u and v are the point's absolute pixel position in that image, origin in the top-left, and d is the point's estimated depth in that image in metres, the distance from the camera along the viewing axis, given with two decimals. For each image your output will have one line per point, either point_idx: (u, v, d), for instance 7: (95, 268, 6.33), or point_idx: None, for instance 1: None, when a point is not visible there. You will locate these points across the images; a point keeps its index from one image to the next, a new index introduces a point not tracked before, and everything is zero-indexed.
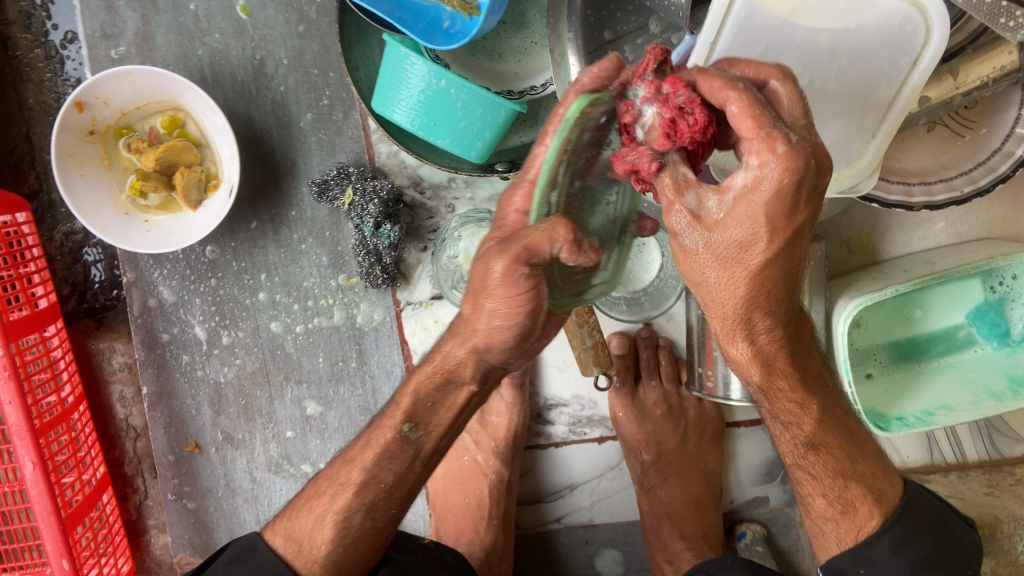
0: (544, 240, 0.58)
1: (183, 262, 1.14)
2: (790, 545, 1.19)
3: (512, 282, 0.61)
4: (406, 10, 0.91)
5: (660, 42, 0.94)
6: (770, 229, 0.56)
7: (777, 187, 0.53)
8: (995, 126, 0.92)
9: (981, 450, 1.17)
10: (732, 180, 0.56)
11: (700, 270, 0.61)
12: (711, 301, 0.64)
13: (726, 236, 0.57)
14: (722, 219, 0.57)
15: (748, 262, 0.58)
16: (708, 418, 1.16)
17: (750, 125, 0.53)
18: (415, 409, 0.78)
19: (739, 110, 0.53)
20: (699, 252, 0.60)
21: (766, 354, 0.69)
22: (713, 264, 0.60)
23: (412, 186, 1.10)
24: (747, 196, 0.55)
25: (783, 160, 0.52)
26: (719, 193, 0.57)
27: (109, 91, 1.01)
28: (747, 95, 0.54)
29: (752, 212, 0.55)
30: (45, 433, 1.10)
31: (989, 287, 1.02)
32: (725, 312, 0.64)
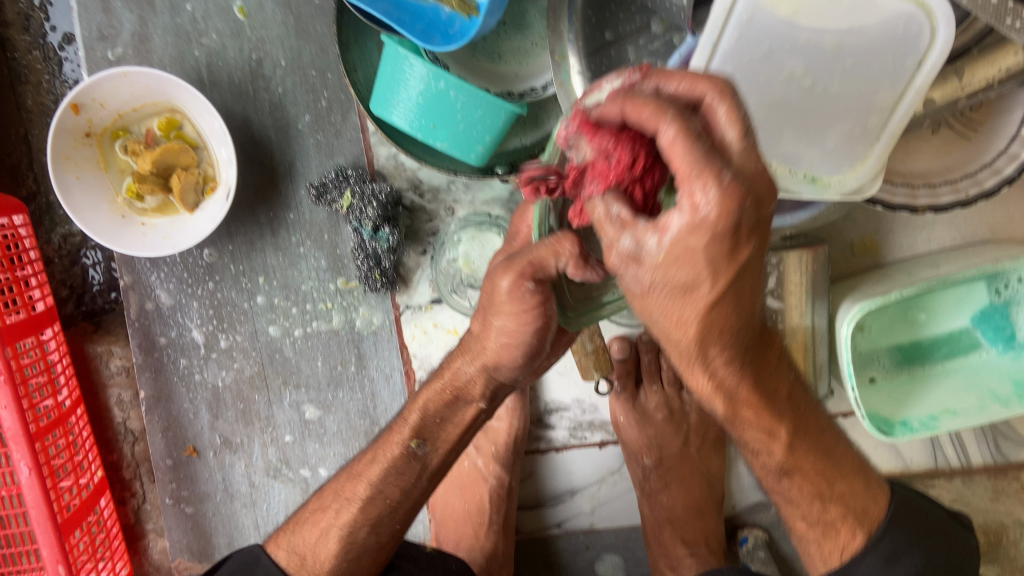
0: (550, 254, 0.61)
1: (180, 265, 1.13)
2: (792, 550, 1.18)
3: (521, 293, 0.63)
4: (404, 11, 0.90)
5: (662, 42, 0.93)
6: (712, 271, 0.49)
7: (709, 232, 0.46)
8: (1000, 128, 0.91)
9: (986, 454, 1.14)
10: (668, 219, 0.48)
11: (651, 310, 0.54)
12: (662, 335, 0.56)
13: (669, 277, 0.50)
14: (661, 262, 0.49)
15: (697, 302, 0.51)
16: (710, 423, 1.15)
17: (685, 157, 0.46)
18: (423, 425, 0.81)
19: (673, 138, 0.46)
20: (644, 292, 0.52)
21: (729, 385, 0.61)
22: (661, 307, 0.53)
23: (411, 189, 1.09)
24: (683, 241, 0.48)
25: (716, 199, 0.45)
26: (658, 231, 0.48)
27: (105, 93, 1.00)
28: (680, 121, 0.47)
29: (682, 254, 0.48)
30: (42, 438, 1.09)
31: (995, 290, 1.01)
32: (678, 346, 0.56)
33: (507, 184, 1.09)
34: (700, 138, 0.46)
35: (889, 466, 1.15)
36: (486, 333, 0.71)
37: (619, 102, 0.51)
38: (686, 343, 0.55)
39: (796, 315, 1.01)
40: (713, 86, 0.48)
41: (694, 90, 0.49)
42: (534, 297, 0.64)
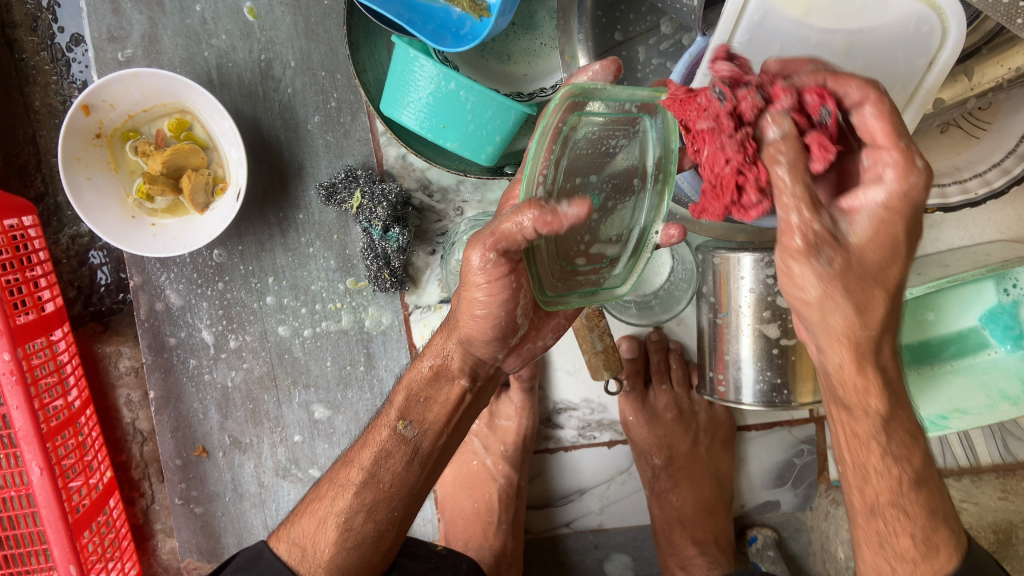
0: (510, 223, 0.62)
1: (190, 265, 1.13)
2: (801, 549, 1.19)
3: (493, 264, 0.68)
4: (415, 11, 0.89)
5: (672, 42, 0.94)
6: (903, 241, 0.58)
7: (899, 197, 0.56)
8: (1009, 128, 0.91)
9: (994, 453, 1.15)
10: (864, 196, 0.57)
11: (826, 310, 0.60)
12: (824, 331, 0.61)
13: (864, 257, 0.58)
14: (860, 243, 0.57)
15: (885, 283, 0.59)
16: (719, 422, 1.15)
17: (887, 134, 0.56)
18: (408, 406, 0.83)
19: (880, 122, 0.56)
20: (830, 280, 0.58)
21: (890, 378, 0.65)
22: (842, 301, 0.59)
23: (420, 189, 1.09)
24: (882, 213, 0.56)
25: (898, 175, 0.56)
26: (848, 213, 0.57)
27: (115, 94, 1.01)
28: (878, 105, 0.56)
29: (883, 221, 0.57)
30: (52, 438, 1.09)
31: (1003, 289, 1.00)
32: (857, 342, 0.61)
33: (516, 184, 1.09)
34: (897, 108, 0.56)
35: None
36: (462, 308, 0.76)
37: (820, 77, 0.59)
38: (857, 337, 0.61)
39: None
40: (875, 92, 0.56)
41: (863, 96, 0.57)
42: (504, 266, 0.69)
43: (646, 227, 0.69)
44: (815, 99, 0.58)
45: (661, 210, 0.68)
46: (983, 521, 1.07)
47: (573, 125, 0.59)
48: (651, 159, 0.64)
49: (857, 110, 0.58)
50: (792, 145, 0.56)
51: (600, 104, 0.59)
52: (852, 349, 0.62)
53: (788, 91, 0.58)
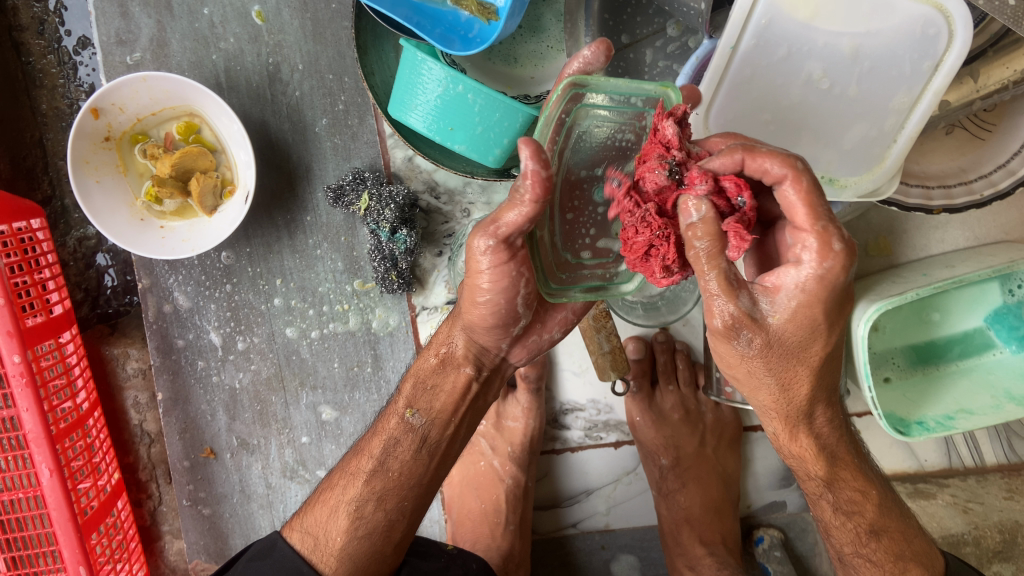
0: (512, 210, 0.63)
1: (198, 268, 1.14)
2: (807, 549, 1.18)
3: (496, 251, 0.67)
4: (423, 15, 0.90)
5: (677, 45, 0.94)
6: (827, 324, 0.62)
7: (830, 284, 0.59)
8: (1015, 129, 0.92)
9: (999, 454, 1.15)
10: (781, 279, 0.60)
11: (761, 378, 0.65)
12: (758, 396, 0.68)
13: (785, 334, 0.62)
14: (780, 320, 0.61)
15: (810, 359, 0.64)
16: (725, 423, 1.16)
17: (805, 212, 0.58)
18: (415, 395, 0.85)
19: (800, 198, 0.58)
20: (756, 357, 0.63)
21: (830, 446, 0.73)
22: (770, 371, 0.65)
23: (427, 191, 1.10)
24: (804, 294, 0.60)
25: (835, 257, 0.58)
26: (768, 294, 0.61)
27: (124, 98, 1.01)
28: (801, 182, 0.58)
29: (804, 302, 0.60)
30: (61, 440, 1.09)
31: (1008, 289, 1.01)
32: (790, 408, 0.68)
33: None
34: (815, 186, 0.58)
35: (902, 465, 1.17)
36: (467, 300, 0.76)
37: (735, 154, 0.60)
38: (787, 410, 0.68)
39: None
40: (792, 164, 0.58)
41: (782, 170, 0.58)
42: (507, 255, 0.67)
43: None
44: (733, 186, 0.60)
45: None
46: (989, 520, 1.07)
47: (578, 118, 0.63)
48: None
49: (777, 188, 0.59)
50: (708, 231, 0.60)
51: (601, 97, 0.63)
52: (782, 410, 0.68)
53: (704, 178, 0.60)
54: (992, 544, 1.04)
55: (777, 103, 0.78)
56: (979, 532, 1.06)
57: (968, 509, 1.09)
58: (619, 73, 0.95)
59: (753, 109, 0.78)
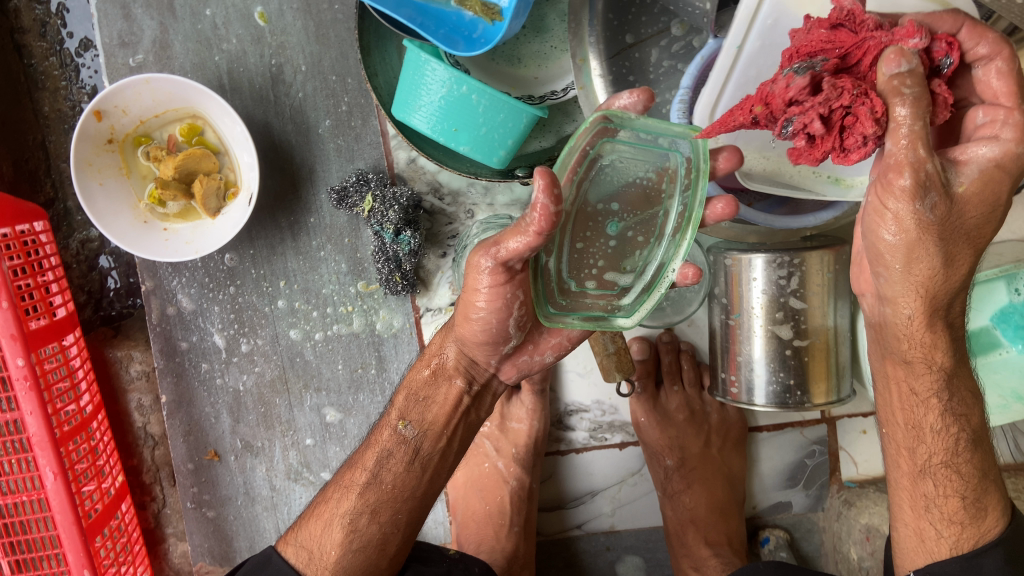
0: (516, 239, 0.64)
1: (201, 269, 1.14)
2: (813, 550, 1.19)
3: (495, 272, 0.69)
4: (427, 16, 0.89)
5: (682, 44, 0.94)
6: (1001, 204, 0.63)
7: (1016, 158, 0.60)
8: None
9: (1006, 453, 1.15)
10: (976, 149, 0.61)
11: (920, 250, 0.64)
12: (897, 283, 0.68)
13: (966, 209, 0.62)
14: (966, 192, 0.61)
15: (981, 236, 0.65)
16: (731, 423, 1.16)
17: (1007, 91, 0.60)
18: (408, 407, 0.86)
19: (1000, 76, 0.60)
20: (932, 224, 0.62)
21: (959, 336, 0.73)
22: (936, 247, 0.63)
23: (431, 192, 1.10)
24: (991, 167, 0.60)
25: (1017, 131, 0.60)
26: (957, 164, 0.61)
27: (127, 100, 1.01)
28: (1005, 71, 0.60)
29: (991, 177, 0.61)
30: (65, 443, 1.09)
31: (1014, 289, 1.00)
32: (934, 296, 0.67)
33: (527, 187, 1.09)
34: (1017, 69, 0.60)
35: None
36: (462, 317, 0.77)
37: (954, 26, 0.60)
38: (933, 289, 0.67)
39: (819, 315, 0.98)
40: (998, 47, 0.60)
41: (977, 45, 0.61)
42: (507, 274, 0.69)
43: (661, 265, 0.67)
44: (943, 48, 0.60)
45: (679, 249, 0.67)
46: None
47: (602, 152, 0.63)
48: (674, 211, 0.65)
49: (983, 66, 0.61)
50: (917, 82, 0.57)
51: (628, 134, 0.63)
52: (924, 298, 0.68)
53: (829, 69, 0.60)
54: None
55: None
56: None
57: None
58: (622, 74, 0.94)
59: None
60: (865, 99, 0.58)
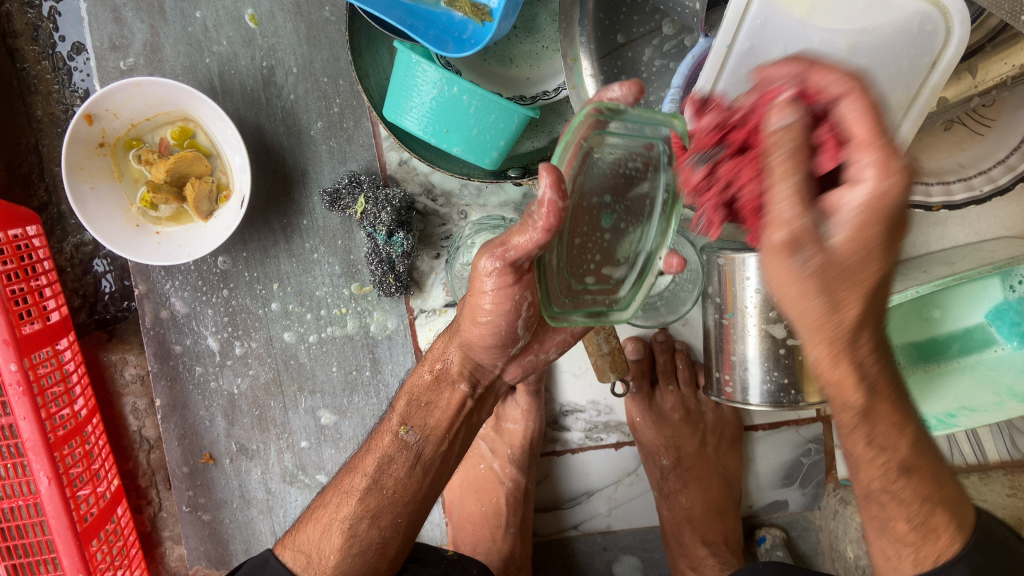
0: (522, 235, 0.63)
1: (194, 273, 1.14)
2: (810, 548, 1.18)
3: (501, 273, 0.69)
4: (417, 17, 0.89)
5: (673, 44, 0.93)
6: (885, 247, 0.46)
7: (892, 204, 0.44)
8: (1015, 124, 0.91)
9: (1002, 451, 1.15)
10: (844, 195, 0.45)
11: (800, 299, 0.48)
12: (816, 325, 0.50)
13: (842, 266, 0.46)
14: (845, 239, 0.45)
15: (864, 280, 0.47)
16: (726, 422, 1.15)
17: (867, 130, 0.43)
18: (410, 412, 0.85)
19: (857, 115, 0.44)
20: (810, 276, 0.47)
21: (871, 375, 0.55)
22: (825, 292, 0.47)
23: (424, 193, 1.09)
24: (864, 214, 0.44)
25: (896, 173, 0.43)
26: (832, 215, 0.45)
27: (118, 103, 1.01)
28: (865, 101, 0.44)
29: (868, 224, 0.45)
30: (60, 448, 1.09)
31: (1009, 285, 0.99)
32: (833, 335, 0.50)
33: (519, 187, 1.09)
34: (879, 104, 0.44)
35: None
36: (465, 318, 0.77)
37: (798, 66, 0.47)
38: (835, 335, 0.50)
39: None
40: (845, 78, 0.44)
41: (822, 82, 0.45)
42: (511, 275, 0.69)
43: (651, 253, 0.66)
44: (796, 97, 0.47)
45: (667, 235, 0.66)
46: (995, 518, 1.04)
47: (593, 144, 0.59)
48: (659, 195, 0.63)
49: (835, 107, 0.45)
50: (798, 137, 0.45)
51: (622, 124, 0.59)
52: (831, 344, 0.51)
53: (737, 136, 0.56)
54: None
55: None
56: None
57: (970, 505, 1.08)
58: (614, 73, 0.94)
59: None
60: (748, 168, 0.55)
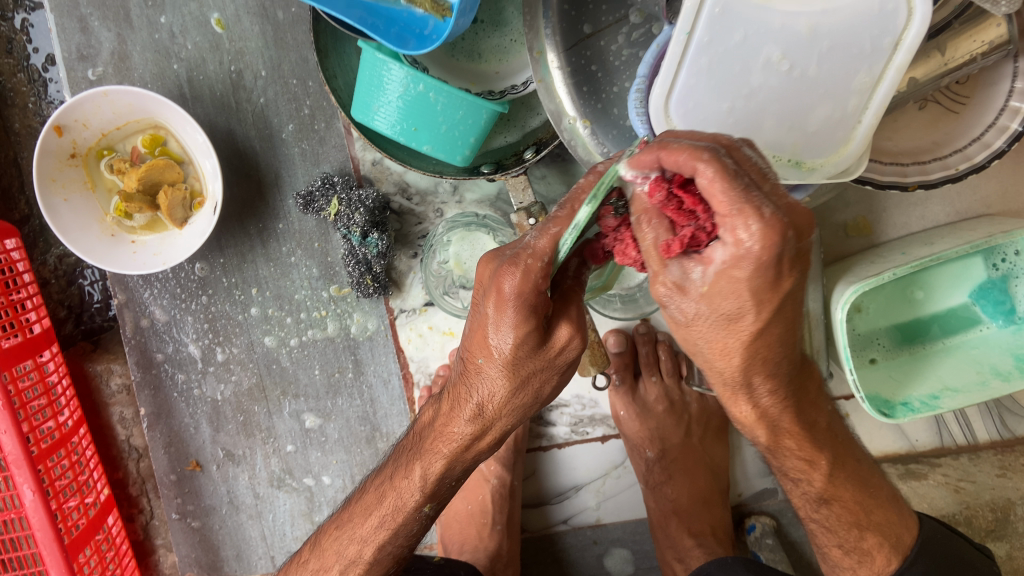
0: (563, 335, 0.63)
1: (172, 280, 1.14)
2: (801, 536, 1.16)
3: (531, 363, 0.64)
4: (378, 16, 0.88)
5: (641, 33, 0.90)
6: (755, 301, 0.52)
7: (754, 264, 0.50)
8: (989, 100, 0.89)
9: (992, 431, 1.13)
10: (711, 253, 0.52)
11: (694, 339, 0.59)
12: (710, 367, 0.61)
13: (716, 308, 0.55)
14: (706, 291, 0.54)
15: (741, 331, 0.56)
16: (710, 412, 1.17)
17: (722, 199, 0.48)
18: (435, 495, 0.76)
19: (711, 178, 0.48)
20: (692, 321, 0.57)
21: (772, 415, 0.68)
22: (706, 335, 0.58)
23: (399, 192, 1.09)
24: (727, 273, 0.52)
25: (757, 235, 0.48)
26: (702, 263, 0.53)
27: (87, 113, 1.01)
28: (715, 162, 0.49)
29: (732, 281, 0.52)
30: (45, 460, 1.09)
31: (992, 264, 0.98)
32: (725, 377, 0.62)
33: (494, 183, 1.08)
34: (733, 172, 0.49)
35: (894, 447, 1.15)
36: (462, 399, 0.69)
37: (651, 152, 0.52)
38: (723, 375, 0.62)
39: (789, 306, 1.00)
40: (690, 152, 0.49)
41: (676, 160, 0.50)
42: (532, 365, 0.65)
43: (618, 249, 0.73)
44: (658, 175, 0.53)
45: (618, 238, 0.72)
46: (981, 499, 1.07)
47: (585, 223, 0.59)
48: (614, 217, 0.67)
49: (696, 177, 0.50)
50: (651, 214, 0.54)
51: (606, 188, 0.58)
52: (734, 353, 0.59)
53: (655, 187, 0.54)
54: (985, 523, 1.05)
55: (739, 89, 0.75)
56: (971, 511, 1.06)
57: (960, 488, 1.08)
58: (582, 64, 0.91)
59: (714, 97, 0.76)
60: (688, 213, 0.53)
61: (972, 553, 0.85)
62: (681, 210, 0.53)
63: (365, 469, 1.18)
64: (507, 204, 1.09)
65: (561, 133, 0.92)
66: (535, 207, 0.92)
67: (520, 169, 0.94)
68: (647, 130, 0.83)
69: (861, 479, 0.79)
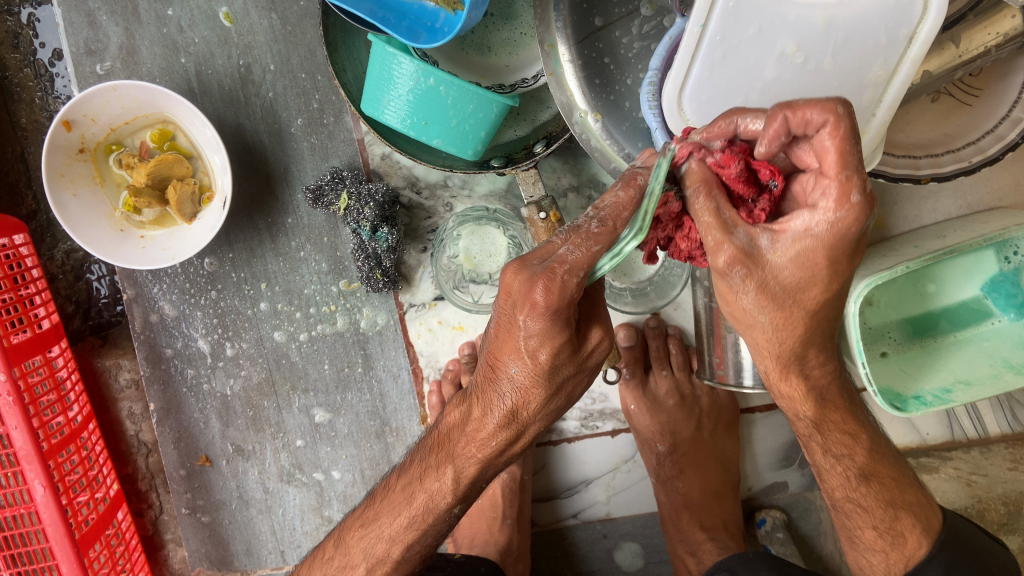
0: (596, 337, 0.65)
1: (181, 275, 1.14)
2: (811, 529, 1.17)
3: (567, 367, 0.65)
4: (388, 9, 0.88)
5: (652, 25, 0.90)
6: (830, 271, 0.55)
7: (841, 233, 0.53)
8: (1002, 93, 0.89)
9: (1003, 424, 1.12)
10: (790, 220, 0.54)
11: (754, 314, 0.59)
12: (765, 340, 0.61)
13: (787, 279, 0.56)
14: (777, 260, 0.55)
15: (805, 303, 0.58)
16: (722, 405, 1.15)
17: (835, 164, 0.50)
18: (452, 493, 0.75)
19: (839, 143, 0.49)
20: (750, 296, 0.57)
21: (820, 387, 0.69)
22: (768, 309, 0.58)
23: (408, 187, 1.08)
24: (807, 238, 0.54)
25: (856, 205, 0.51)
26: (772, 232, 0.55)
27: (95, 108, 1.00)
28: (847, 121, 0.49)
29: (808, 253, 0.54)
30: (55, 455, 1.09)
31: (1003, 257, 0.98)
32: (781, 354, 0.63)
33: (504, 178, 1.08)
34: (855, 136, 0.50)
35: (905, 441, 1.14)
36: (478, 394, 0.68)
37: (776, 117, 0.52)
38: (778, 352, 0.62)
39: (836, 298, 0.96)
40: (829, 111, 0.49)
41: (806, 118, 0.50)
42: (568, 369, 0.65)
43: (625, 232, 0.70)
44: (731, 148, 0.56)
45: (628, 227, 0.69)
46: (992, 492, 1.10)
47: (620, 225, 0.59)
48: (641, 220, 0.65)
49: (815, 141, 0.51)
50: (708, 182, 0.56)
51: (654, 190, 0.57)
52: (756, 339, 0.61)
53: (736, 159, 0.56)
54: (998, 515, 1.09)
55: (752, 82, 0.75)
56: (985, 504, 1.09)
57: (972, 481, 1.10)
58: (594, 57, 0.90)
59: (726, 92, 0.76)
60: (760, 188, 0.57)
61: (989, 543, 0.84)
62: (750, 182, 0.56)
63: (375, 463, 1.18)
64: (517, 198, 1.09)
65: (573, 126, 0.91)
66: (546, 201, 0.92)
67: (530, 162, 0.93)
68: (658, 123, 0.83)
69: (893, 463, 0.79)
